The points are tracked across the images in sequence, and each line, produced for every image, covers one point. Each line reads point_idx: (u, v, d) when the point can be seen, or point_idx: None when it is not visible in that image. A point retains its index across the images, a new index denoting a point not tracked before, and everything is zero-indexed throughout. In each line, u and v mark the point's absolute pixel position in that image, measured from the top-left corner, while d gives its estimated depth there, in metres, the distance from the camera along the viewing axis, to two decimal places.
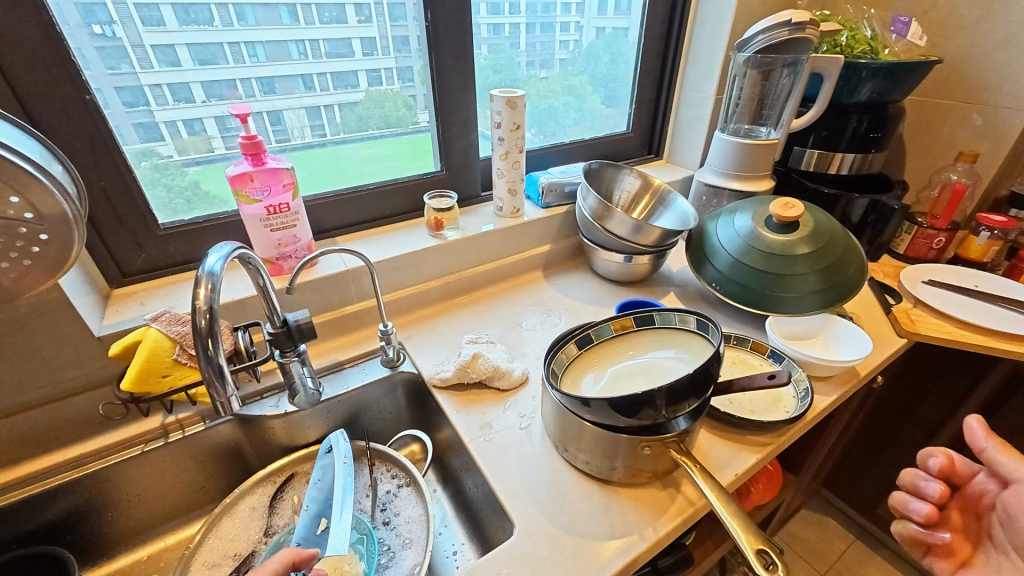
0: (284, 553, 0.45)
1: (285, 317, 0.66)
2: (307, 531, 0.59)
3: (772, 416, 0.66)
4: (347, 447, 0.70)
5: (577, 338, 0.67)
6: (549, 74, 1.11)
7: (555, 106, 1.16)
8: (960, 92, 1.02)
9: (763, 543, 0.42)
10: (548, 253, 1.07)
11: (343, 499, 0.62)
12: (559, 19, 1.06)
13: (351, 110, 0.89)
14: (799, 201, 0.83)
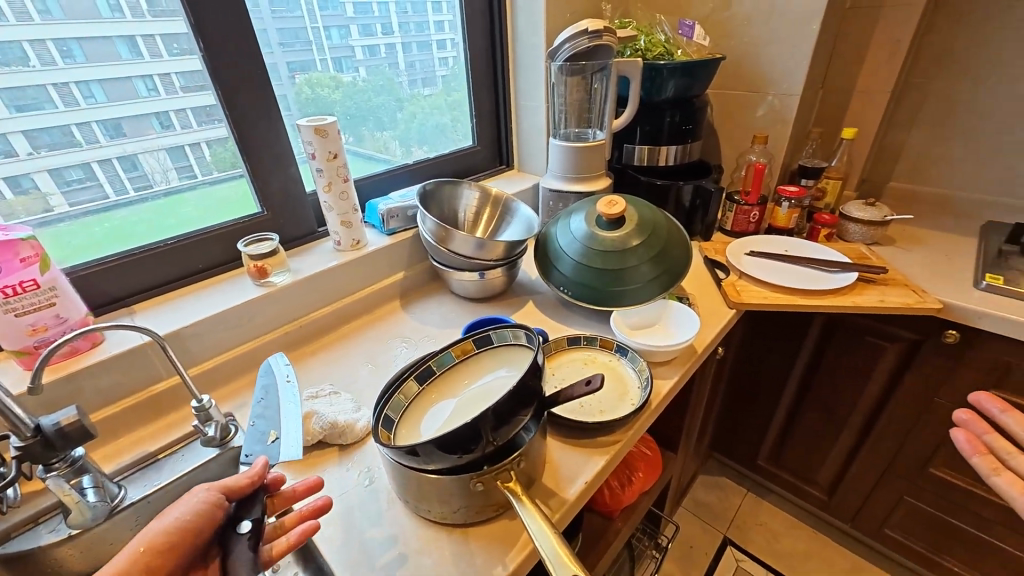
0: (240, 472, 0.51)
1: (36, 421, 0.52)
2: (257, 442, 0.63)
3: (619, 412, 0.67)
4: (288, 369, 0.72)
5: (417, 373, 0.62)
6: (434, 90, 1.18)
7: (443, 123, 1.23)
8: (746, 84, 1.17)
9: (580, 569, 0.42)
10: (404, 281, 1.02)
11: (290, 410, 0.65)
12: (434, 38, 1.14)
13: (222, 146, 0.85)
14: (621, 198, 0.88)
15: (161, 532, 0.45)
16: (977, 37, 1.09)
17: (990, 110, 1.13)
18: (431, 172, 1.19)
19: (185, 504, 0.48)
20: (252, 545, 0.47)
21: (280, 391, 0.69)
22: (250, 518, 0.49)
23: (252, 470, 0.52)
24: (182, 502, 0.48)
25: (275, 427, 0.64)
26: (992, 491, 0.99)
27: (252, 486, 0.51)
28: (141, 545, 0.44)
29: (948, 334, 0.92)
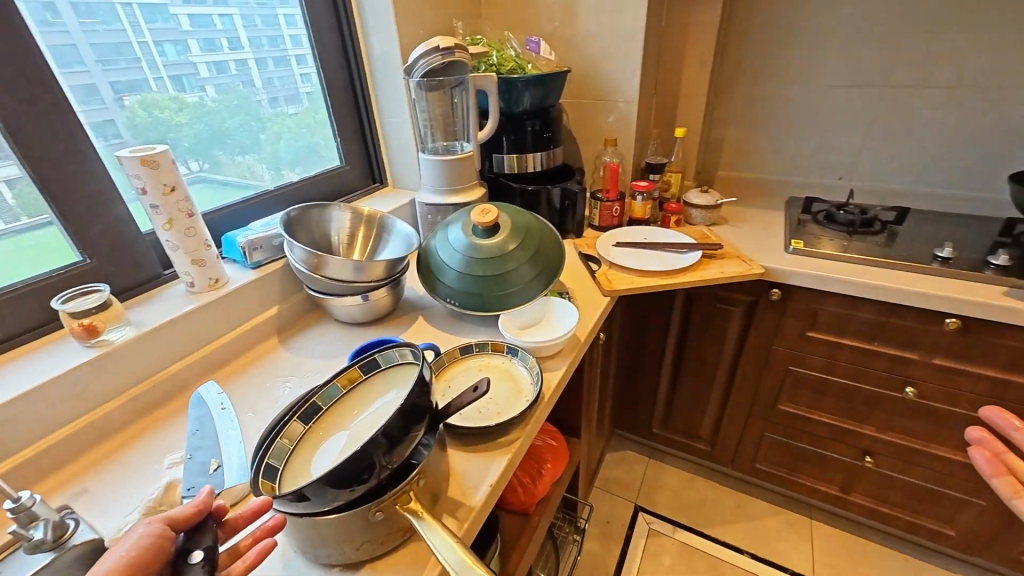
0: (184, 503, 0.46)
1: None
2: (198, 475, 0.61)
3: (515, 410, 0.69)
4: (221, 397, 0.74)
5: (301, 413, 0.58)
6: (299, 108, 1.13)
7: (314, 142, 1.18)
8: (593, 93, 1.29)
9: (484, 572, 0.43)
10: (279, 315, 0.94)
11: (229, 437, 0.66)
12: (291, 53, 1.08)
13: (20, 186, 0.71)
14: (493, 205, 0.91)
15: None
16: (758, 51, 1.35)
17: (776, 108, 1.40)
18: (296, 196, 1.11)
19: (126, 543, 0.41)
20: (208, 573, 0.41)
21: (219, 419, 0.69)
22: (201, 547, 0.43)
23: (198, 499, 0.46)
24: (121, 543, 0.41)
25: (217, 455, 0.63)
26: (824, 413, 1.22)
27: (199, 515, 0.46)
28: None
29: (773, 292, 1.11)
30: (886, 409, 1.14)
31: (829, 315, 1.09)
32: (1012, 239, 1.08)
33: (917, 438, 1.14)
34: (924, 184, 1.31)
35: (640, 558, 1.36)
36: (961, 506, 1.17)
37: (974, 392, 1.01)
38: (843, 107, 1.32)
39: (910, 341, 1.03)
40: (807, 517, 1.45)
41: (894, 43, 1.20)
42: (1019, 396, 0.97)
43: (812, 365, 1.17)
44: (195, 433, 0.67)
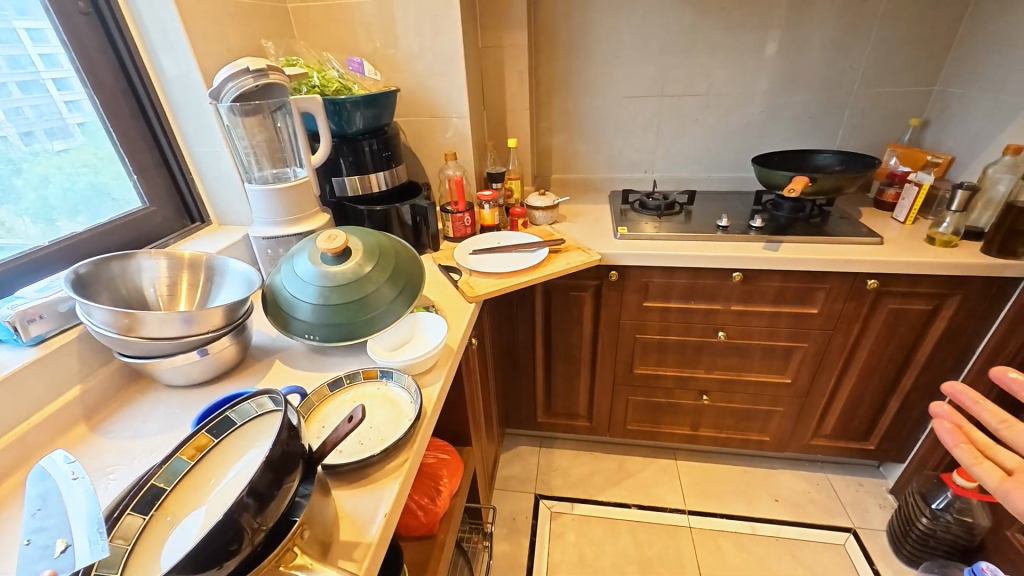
0: None
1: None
2: (41, 561, 0.43)
3: (398, 432, 0.68)
4: (76, 464, 0.51)
5: (137, 503, 0.47)
6: (72, 143, 0.93)
7: (106, 180, 0.99)
8: (426, 111, 1.33)
9: None
10: (85, 396, 0.76)
11: (86, 508, 0.46)
12: (48, 76, 0.88)
13: None
14: (340, 230, 0.88)
15: None
16: (564, 68, 1.55)
17: (588, 116, 1.62)
18: (84, 250, 0.91)
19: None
20: None
21: (70, 493, 0.48)
22: None
23: None
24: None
25: (66, 530, 0.45)
26: (667, 368, 1.45)
27: None
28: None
29: (612, 274, 1.28)
30: (709, 353, 1.40)
31: (656, 286, 1.30)
32: (762, 206, 1.42)
33: (734, 370, 1.42)
34: (702, 170, 1.65)
35: (547, 543, 1.43)
36: (770, 415, 1.49)
37: (761, 325, 1.31)
38: (637, 113, 1.58)
39: (715, 295, 1.28)
40: (672, 459, 1.69)
41: (661, 61, 1.49)
42: (787, 321, 1.29)
43: (651, 330, 1.38)
44: (36, 512, 0.48)
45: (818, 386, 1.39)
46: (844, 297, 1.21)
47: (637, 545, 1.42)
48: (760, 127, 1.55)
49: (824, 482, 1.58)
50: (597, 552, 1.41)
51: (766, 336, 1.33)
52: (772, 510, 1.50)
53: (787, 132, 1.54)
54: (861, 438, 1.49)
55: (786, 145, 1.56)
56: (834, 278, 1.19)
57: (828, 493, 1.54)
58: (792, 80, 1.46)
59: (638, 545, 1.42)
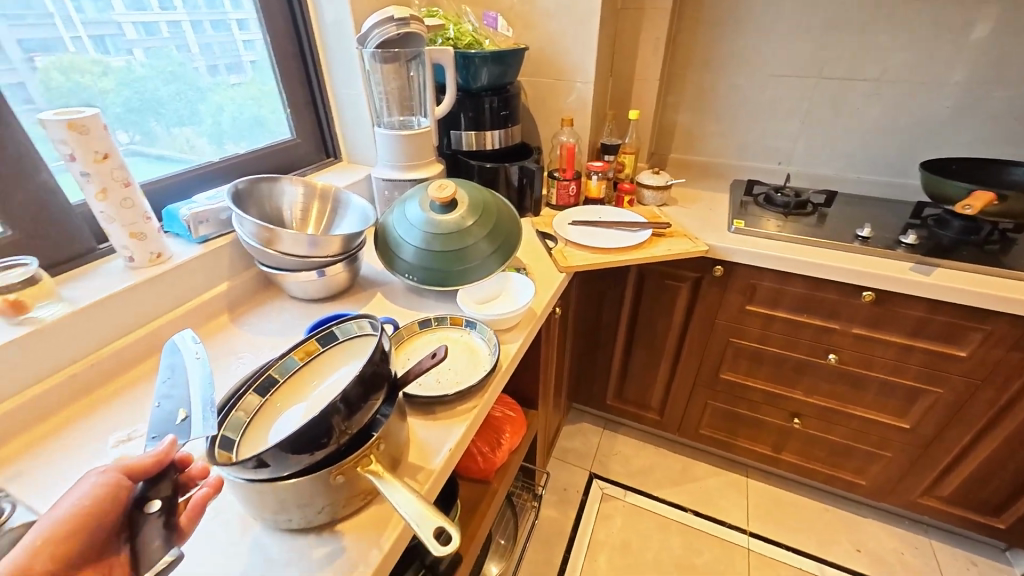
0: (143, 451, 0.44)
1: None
2: (164, 423, 0.54)
3: (473, 379, 0.72)
4: (200, 347, 0.64)
5: (257, 386, 0.57)
6: (242, 78, 1.08)
7: (263, 114, 1.14)
8: (551, 72, 1.30)
9: (443, 521, 0.45)
10: (229, 292, 0.91)
11: (204, 388, 0.57)
12: (233, 17, 1.03)
13: None
14: (450, 181, 0.92)
15: (59, 523, 0.38)
16: (705, 38, 1.41)
17: (723, 94, 1.47)
18: (242, 169, 1.06)
19: (89, 484, 0.41)
20: (165, 520, 0.41)
21: (197, 372, 0.59)
22: (160, 497, 0.43)
23: (159, 448, 0.44)
24: (86, 484, 0.41)
25: (186, 403, 0.55)
26: (759, 380, 1.34)
27: (159, 466, 0.44)
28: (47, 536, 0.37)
29: (716, 268, 1.19)
30: (812, 374, 1.26)
31: (765, 290, 1.18)
32: (921, 220, 1.20)
33: (838, 399, 1.27)
34: (851, 169, 1.43)
35: (594, 521, 1.45)
36: (873, 458, 1.31)
37: (885, 356, 1.13)
38: (783, 95, 1.40)
39: (834, 312, 1.13)
40: (743, 476, 1.58)
41: (827, 35, 1.28)
42: (921, 359, 1.10)
43: (749, 336, 1.27)
44: (168, 379, 0.59)
45: (945, 440, 1.19)
46: (1009, 345, 1.00)
47: (686, 550, 1.37)
48: (942, 125, 1.28)
49: (925, 547, 1.37)
50: (642, 545, 1.39)
51: (890, 370, 1.15)
52: (850, 559, 1.35)
53: (979, 135, 1.26)
54: (988, 512, 1.26)
55: (973, 151, 1.28)
56: (999, 320, 0.98)
57: (926, 561, 1.34)
58: (1001, 70, 1.18)
59: (686, 550, 1.37)
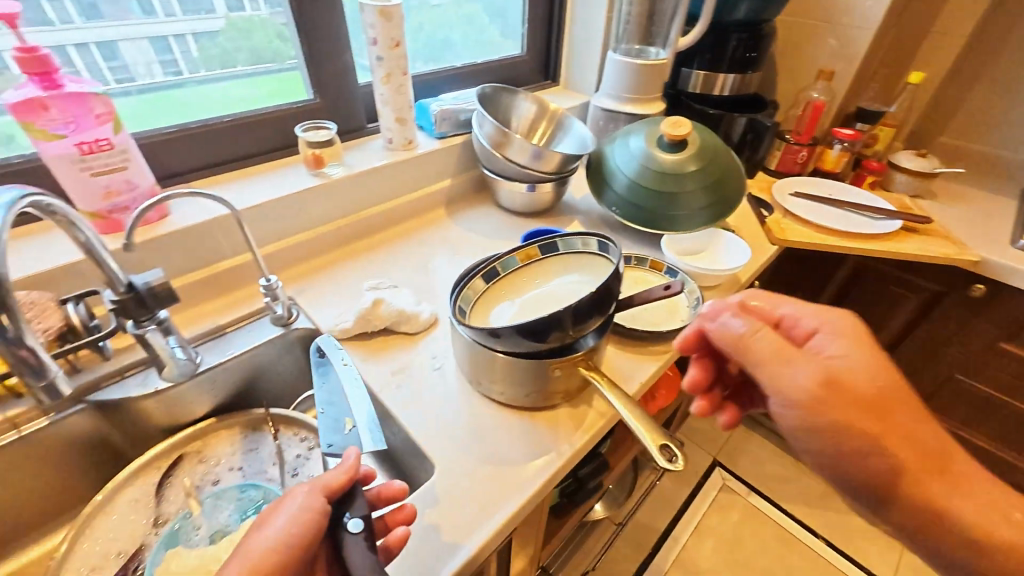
0: (335, 467, 0.41)
1: (68, 299, 0.55)
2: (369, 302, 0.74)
3: (669, 326, 0.70)
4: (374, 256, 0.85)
5: (484, 272, 0.64)
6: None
7: (452, 37, 1.10)
8: (821, 12, 1.09)
9: (665, 438, 0.46)
10: (449, 188, 1.00)
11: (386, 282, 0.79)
12: None
13: (210, 40, 0.78)
14: (687, 119, 0.86)
15: (267, 553, 0.36)
16: None
17: None
18: (476, 77, 1.13)
19: (288, 512, 0.38)
20: (369, 543, 0.39)
21: (348, 372, 0.56)
22: (358, 516, 0.40)
23: (347, 464, 0.42)
24: (288, 507, 0.39)
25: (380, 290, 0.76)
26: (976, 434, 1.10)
27: (351, 482, 0.41)
28: (247, 568, 0.35)
29: (975, 287, 0.95)
30: None
31: None
32: None
33: None
34: None
35: (707, 506, 1.40)
36: None
37: None
38: None
39: None
40: None
41: None
42: None
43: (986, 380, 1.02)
44: (320, 380, 0.56)
45: None
46: None
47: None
48: None
49: None
50: (754, 550, 1.31)
51: None
52: None
53: None
54: None
55: None
56: None
57: None
58: None
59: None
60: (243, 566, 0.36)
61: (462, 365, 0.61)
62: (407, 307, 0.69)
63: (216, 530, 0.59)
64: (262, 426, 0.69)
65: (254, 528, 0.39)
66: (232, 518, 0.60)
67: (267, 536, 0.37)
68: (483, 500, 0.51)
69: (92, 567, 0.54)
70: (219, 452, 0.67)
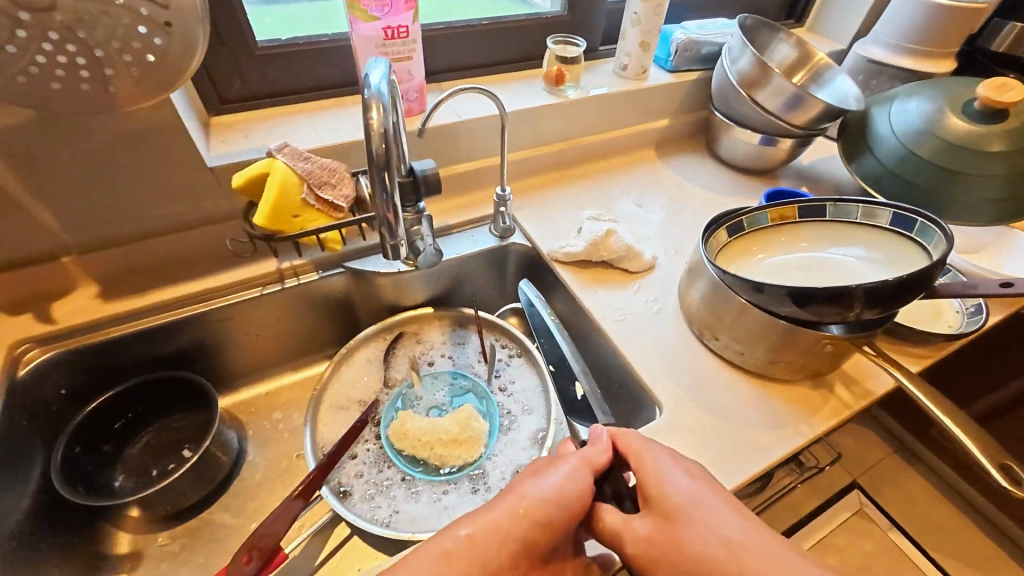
0: (595, 445, 0.43)
1: (354, 173, 0.60)
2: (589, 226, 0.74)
3: (934, 329, 0.60)
4: (587, 183, 0.84)
5: (733, 223, 0.60)
6: None
7: None
8: None
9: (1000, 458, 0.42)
10: (667, 129, 0.92)
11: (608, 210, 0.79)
12: None
13: None
14: (1019, 84, 0.68)
15: (541, 505, 0.39)
16: None
17: None
18: (717, 7, 1.00)
19: (559, 474, 0.41)
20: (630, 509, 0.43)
21: (567, 341, 0.60)
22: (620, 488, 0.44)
23: (605, 445, 0.44)
24: (558, 470, 0.42)
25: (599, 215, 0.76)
26: None
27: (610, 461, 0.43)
28: (521, 510, 0.39)
29: None
30: None
31: None
32: None
33: None
34: None
35: None
36: None
37: None
38: None
39: None
40: None
41: None
42: None
43: None
44: (541, 342, 0.61)
45: None
46: None
47: None
48: None
49: None
50: None
51: None
52: None
53: None
54: None
55: None
56: None
57: None
58: None
59: None
60: (516, 506, 0.39)
61: (695, 315, 0.60)
62: (630, 243, 0.67)
63: (433, 405, 0.66)
64: (469, 325, 0.74)
65: (523, 475, 0.43)
66: (447, 398, 0.66)
67: (539, 487, 0.40)
68: (726, 458, 0.50)
69: (340, 406, 0.64)
70: (432, 337, 0.73)
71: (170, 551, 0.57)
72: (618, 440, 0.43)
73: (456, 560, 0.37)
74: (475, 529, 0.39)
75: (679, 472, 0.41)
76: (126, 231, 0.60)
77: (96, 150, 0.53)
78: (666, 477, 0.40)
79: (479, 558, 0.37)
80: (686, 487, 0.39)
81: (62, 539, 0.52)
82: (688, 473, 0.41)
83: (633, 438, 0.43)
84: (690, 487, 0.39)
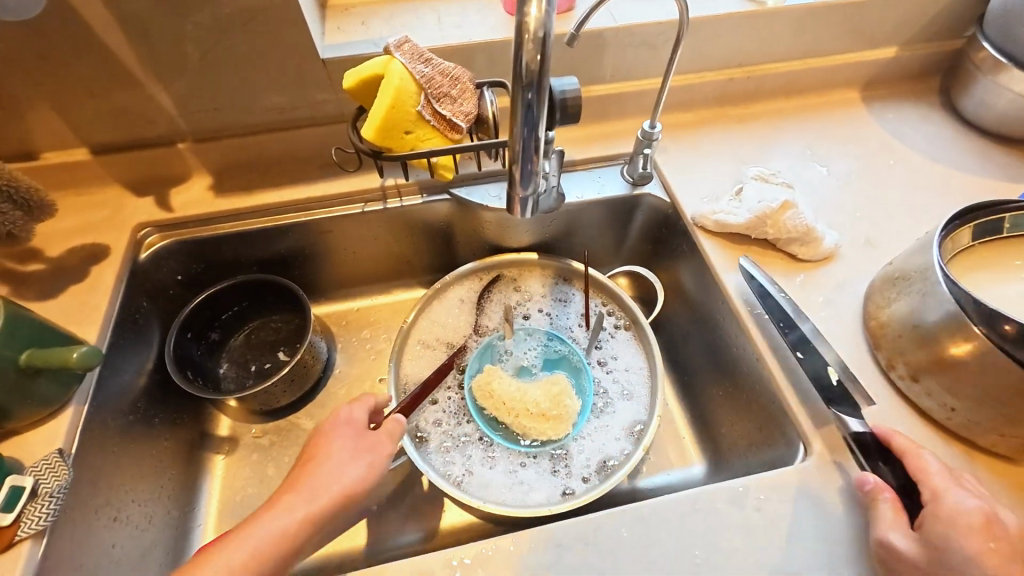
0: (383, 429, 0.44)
1: (478, 84, 0.50)
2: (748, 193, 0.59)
3: None
4: (758, 129, 0.65)
5: (986, 222, 0.44)
6: None
7: None
8: None
9: None
10: (888, 62, 0.67)
11: (783, 170, 0.61)
12: None
13: None
14: None
15: (339, 487, 0.39)
16: None
17: None
18: None
19: (372, 459, 0.42)
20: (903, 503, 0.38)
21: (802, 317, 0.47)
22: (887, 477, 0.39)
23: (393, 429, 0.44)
24: (358, 449, 0.42)
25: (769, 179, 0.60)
26: None
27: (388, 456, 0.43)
28: (331, 494, 0.39)
29: None
30: None
31: None
32: None
33: None
34: None
35: None
36: None
37: None
38: None
39: None
40: None
41: None
42: None
43: None
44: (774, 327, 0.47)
45: None
46: None
47: None
48: None
49: None
50: None
51: None
52: None
53: None
54: None
55: None
56: None
57: None
58: None
59: None
60: (319, 488, 0.39)
61: (887, 339, 0.45)
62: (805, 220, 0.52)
63: (522, 365, 0.59)
64: (576, 281, 0.64)
65: (326, 444, 0.42)
66: (538, 361, 0.59)
67: (345, 467, 0.40)
68: None
69: (427, 345, 0.60)
70: (532, 287, 0.65)
71: (262, 444, 0.59)
72: (909, 458, 0.38)
73: (275, 538, 0.37)
74: (293, 509, 0.38)
75: (974, 533, 0.33)
76: (238, 123, 0.57)
77: (209, 27, 0.48)
78: (957, 524, 0.34)
79: (297, 536, 0.37)
80: (969, 549, 0.33)
81: (172, 415, 0.55)
82: (983, 540, 0.33)
83: (936, 473, 0.37)
84: (979, 559, 0.32)
